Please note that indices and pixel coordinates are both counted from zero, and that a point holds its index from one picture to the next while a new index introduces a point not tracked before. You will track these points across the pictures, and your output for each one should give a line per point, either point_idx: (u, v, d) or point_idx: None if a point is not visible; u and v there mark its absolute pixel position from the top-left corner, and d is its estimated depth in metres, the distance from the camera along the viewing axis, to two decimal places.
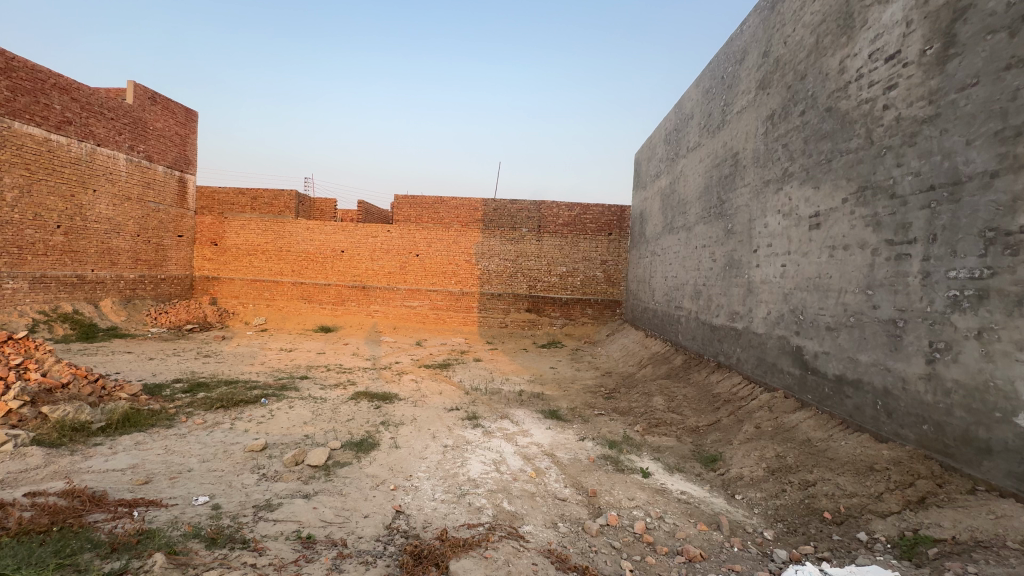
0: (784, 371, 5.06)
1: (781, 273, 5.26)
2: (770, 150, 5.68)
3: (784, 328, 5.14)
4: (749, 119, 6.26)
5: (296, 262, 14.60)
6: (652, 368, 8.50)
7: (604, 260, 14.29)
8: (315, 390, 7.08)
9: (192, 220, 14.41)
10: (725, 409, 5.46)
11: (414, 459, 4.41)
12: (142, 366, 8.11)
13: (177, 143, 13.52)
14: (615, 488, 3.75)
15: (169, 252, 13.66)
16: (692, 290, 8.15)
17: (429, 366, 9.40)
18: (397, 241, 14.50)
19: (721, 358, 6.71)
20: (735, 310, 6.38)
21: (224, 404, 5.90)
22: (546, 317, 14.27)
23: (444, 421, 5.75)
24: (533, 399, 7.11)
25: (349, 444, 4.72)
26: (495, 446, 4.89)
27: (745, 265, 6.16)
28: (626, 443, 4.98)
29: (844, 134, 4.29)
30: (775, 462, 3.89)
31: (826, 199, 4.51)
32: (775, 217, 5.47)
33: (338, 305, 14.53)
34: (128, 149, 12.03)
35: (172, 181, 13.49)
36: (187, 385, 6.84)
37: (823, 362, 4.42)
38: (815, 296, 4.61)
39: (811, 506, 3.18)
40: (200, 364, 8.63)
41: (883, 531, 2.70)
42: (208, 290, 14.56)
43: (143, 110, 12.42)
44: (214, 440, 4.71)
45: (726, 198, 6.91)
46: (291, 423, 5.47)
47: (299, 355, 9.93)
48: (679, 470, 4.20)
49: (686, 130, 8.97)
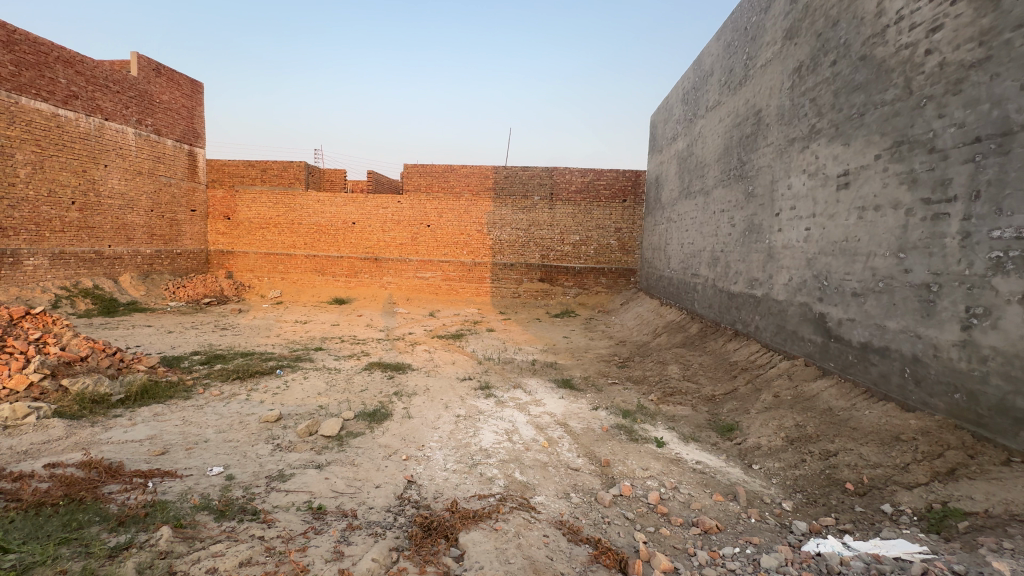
0: (806, 339, 4.89)
1: (805, 237, 5.02)
2: (795, 106, 5.34)
3: (806, 294, 4.94)
4: (775, 73, 5.87)
5: (308, 235, 14.60)
6: (667, 337, 8.38)
7: (618, 228, 13.98)
8: (329, 361, 7.15)
9: (204, 194, 14.42)
10: (742, 377, 5.35)
11: (426, 430, 4.41)
12: (161, 339, 8.27)
13: (184, 115, 13.39)
14: (629, 458, 3.69)
15: (184, 227, 13.75)
16: (709, 257, 7.91)
17: (442, 337, 9.41)
18: (408, 212, 14.35)
19: (739, 327, 6.55)
20: (754, 276, 6.17)
21: (240, 375, 5.98)
22: (558, 286, 14.15)
23: (457, 391, 5.76)
24: (546, 368, 7.08)
25: (362, 415, 4.75)
26: (507, 416, 4.87)
27: (766, 229, 5.90)
28: (640, 412, 4.91)
29: (879, 84, 3.96)
30: (794, 432, 3.79)
31: (857, 157, 4.22)
32: (800, 178, 5.18)
33: (351, 277, 14.57)
34: (135, 123, 11.94)
35: (182, 155, 13.45)
36: (205, 357, 6.96)
37: (847, 330, 4.24)
38: (841, 260, 4.39)
39: (832, 477, 3.08)
40: (217, 336, 8.76)
41: (909, 503, 2.60)
42: (224, 264, 14.70)
43: (148, 83, 12.26)
44: (230, 411, 4.78)
45: (747, 159, 6.58)
46: (306, 393, 5.53)
47: (314, 327, 10.03)
48: (694, 439, 4.13)
49: (705, 88, 8.51)
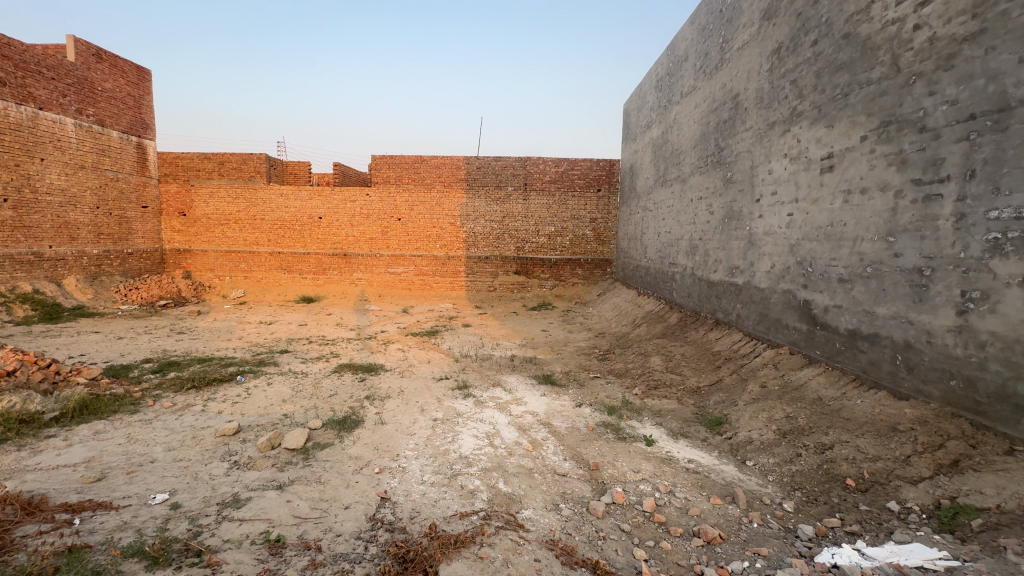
0: (790, 326, 4.80)
1: (787, 223, 4.91)
2: (775, 88, 5.21)
3: (789, 281, 4.84)
4: (752, 55, 5.73)
5: (272, 231, 13.91)
6: (646, 327, 8.26)
7: (593, 218, 13.84)
8: (296, 364, 6.71)
9: (156, 189, 13.54)
10: (727, 368, 5.24)
11: (401, 436, 4.11)
12: (110, 347, 7.63)
13: (130, 105, 12.48)
14: (619, 459, 3.48)
15: (134, 225, 12.86)
16: (687, 246, 7.81)
17: (416, 334, 9.05)
18: (377, 205, 13.84)
19: (720, 316, 6.46)
20: (734, 264, 6.07)
21: (196, 383, 5.51)
22: (535, 278, 13.94)
23: (433, 392, 5.45)
24: (526, 364, 6.84)
25: (330, 423, 4.40)
26: (487, 418, 4.60)
27: (746, 216, 5.79)
28: (625, 408, 4.72)
29: (864, 62, 3.84)
30: (786, 424, 3.66)
31: (842, 138, 4.10)
32: (781, 162, 5.06)
33: (319, 274, 13.97)
34: (75, 113, 11.03)
35: (129, 147, 12.55)
36: (157, 365, 6.41)
37: (834, 317, 4.14)
38: (826, 246, 4.28)
39: (830, 472, 2.95)
40: (173, 341, 8.17)
41: (915, 499, 2.47)
42: (181, 263, 13.86)
43: (88, 69, 11.31)
44: (183, 425, 4.34)
45: (725, 145, 6.45)
46: (269, 401, 5.13)
47: (280, 328, 9.51)
48: (684, 436, 3.97)
49: (680, 74, 8.35)
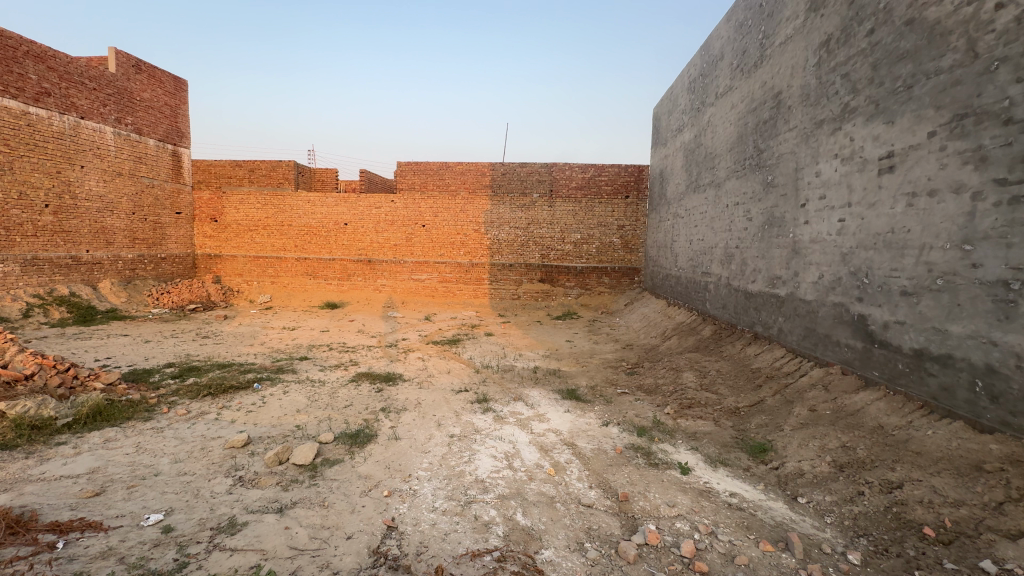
0: (842, 344, 4.36)
1: (838, 230, 4.48)
2: (824, 84, 4.80)
3: (840, 294, 4.41)
4: (797, 49, 5.34)
5: (299, 237, 14.05)
6: (677, 340, 7.83)
7: (621, 225, 13.45)
8: (314, 372, 6.58)
9: (190, 196, 13.90)
10: (769, 387, 4.81)
11: (415, 454, 3.87)
12: (136, 350, 7.70)
13: (168, 114, 12.85)
14: (651, 490, 3.13)
15: (168, 230, 13.19)
16: (722, 254, 7.37)
17: (437, 343, 8.85)
18: (402, 212, 13.81)
19: (759, 329, 6.01)
20: (776, 274, 5.63)
21: (212, 390, 5.42)
22: (560, 287, 13.61)
23: (452, 405, 5.21)
24: (549, 376, 6.53)
25: (342, 437, 4.19)
26: (506, 436, 4.31)
27: (790, 222, 5.37)
28: (656, 430, 4.35)
29: (932, 49, 3.43)
30: (843, 456, 3.24)
31: (905, 135, 3.68)
32: (831, 164, 4.64)
33: (344, 280, 14.01)
34: (115, 122, 11.39)
35: (165, 155, 12.91)
36: (178, 370, 6.38)
37: (895, 334, 3.70)
38: (885, 255, 3.85)
39: (902, 517, 2.54)
40: (197, 346, 8.19)
41: (1017, 559, 2.05)
42: (211, 268, 14.14)
43: (128, 80, 11.69)
44: (193, 435, 4.21)
45: (765, 146, 6.04)
46: (283, 411, 4.98)
47: (302, 334, 9.48)
48: (723, 464, 3.58)
49: (714, 74, 7.97)
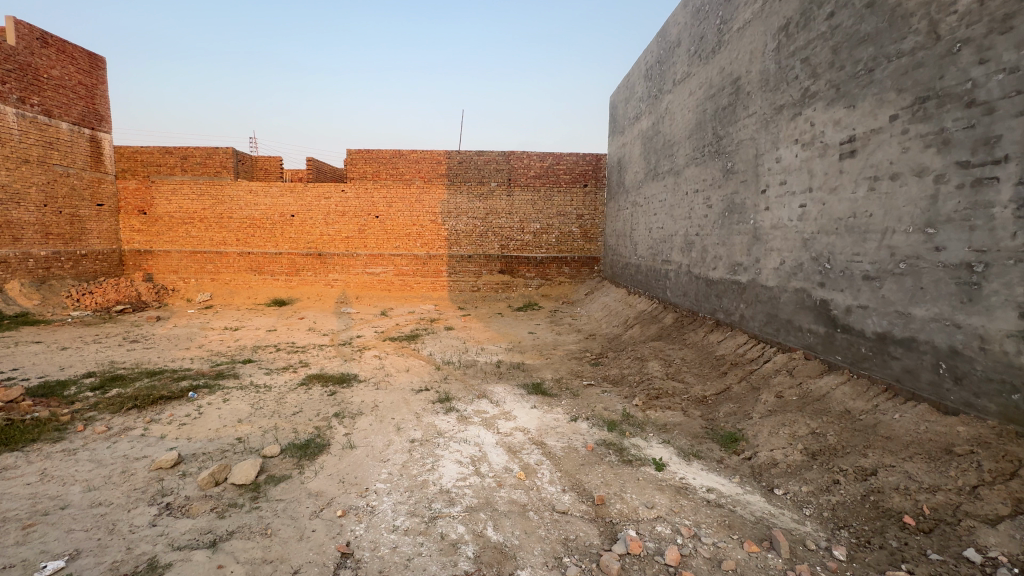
0: (804, 329, 4.38)
1: (799, 215, 4.48)
2: (783, 69, 4.78)
3: (802, 279, 4.42)
4: (756, 34, 5.31)
5: (240, 230, 13.10)
6: (640, 329, 7.81)
7: (580, 214, 13.39)
8: (258, 376, 6.03)
9: (113, 186, 12.63)
10: (734, 374, 4.79)
11: (373, 464, 3.55)
12: (50, 359, 6.84)
13: (81, 94, 11.54)
14: (627, 490, 2.98)
15: (88, 224, 11.92)
16: (682, 242, 7.38)
17: (395, 339, 8.43)
18: (353, 202, 13.15)
19: (720, 316, 6.04)
20: (737, 261, 5.65)
21: (139, 402, 4.84)
22: (520, 277, 13.41)
23: (412, 406, 4.89)
24: (513, 371, 6.31)
25: (289, 449, 3.79)
26: (472, 438, 4.05)
27: (750, 208, 5.37)
28: (626, 423, 4.23)
29: (893, 31, 3.41)
30: (814, 443, 3.21)
31: (866, 119, 3.67)
32: (791, 149, 4.63)
33: (292, 275, 13.19)
34: (17, 102, 10.07)
35: (81, 140, 11.62)
36: (98, 380, 5.66)
37: (858, 319, 3.72)
38: (847, 239, 3.85)
39: (880, 506, 2.50)
40: (123, 352, 7.39)
41: (999, 547, 2.02)
42: (142, 265, 12.95)
43: (32, 54, 10.36)
44: (113, 456, 3.68)
45: (724, 133, 6.02)
46: (223, 421, 4.50)
47: (246, 334, 8.79)
48: (697, 456, 3.49)
49: (672, 60, 7.92)
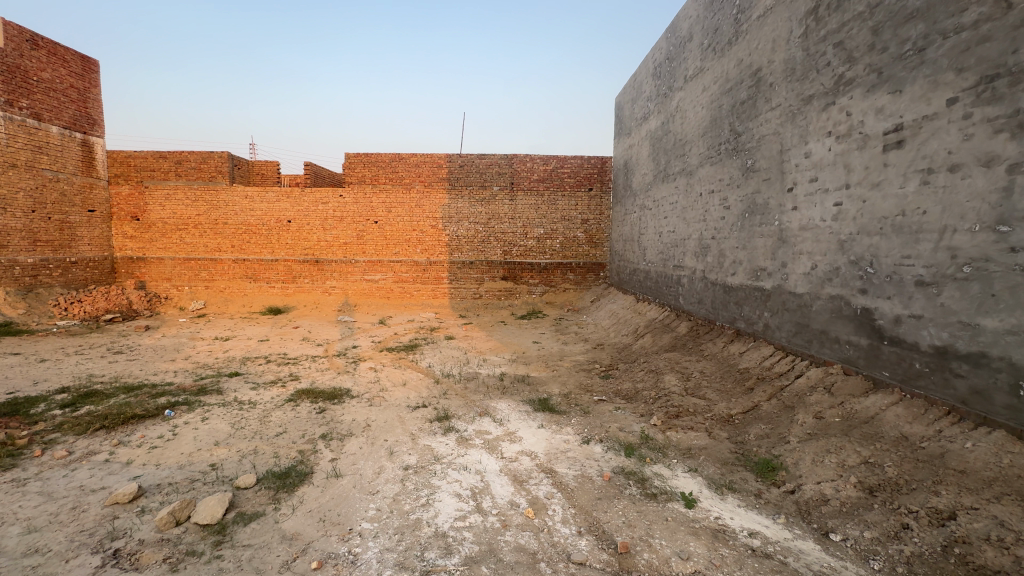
0: (842, 341, 3.94)
1: (834, 214, 4.06)
2: (812, 56, 4.38)
3: (839, 285, 3.99)
4: (779, 20, 4.91)
5: (236, 236, 12.74)
6: (651, 339, 7.37)
7: (584, 219, 13.00)
8: (243, 392, 5.58)
9: (105, 191, 12.30)
10: (763, 390, 4.34)
11: (361, 496, 3.12)
12: (25, 373, 6.42)
13: (73, 97, 11.25)
14: (656, 534, 2.54)
15: (79, 230, 11.58)
16: (696, 246, 6.96)
17: (392, 350, 8.00)
18: (352, 207, 12.78)
19: (741, 325, 5.60)
20: (759, 266, 5.22)
21: (108, 422, 4.42)
22: (523, 284, 12.99)
23: (408, 426, 4.46)
24: (518, 384, 5.86)
25: (267, 478, 3.36)
26: (473, 464, 3.60)
27: (775, 208, 4.95)
28: (646, 447, 3.78)
29: (949, 4, 3.00)
30: (870, 476, 2.76)
31: (917, 105, 3.25)
32: (823, 142, 4.22)
33: (288, 282, 12.80)
34: (5, 105, 9.76)
35: (72, 145, 11.30)
36: (70, 397, 5.22)
37: (910, 330, 3.28)
38: (895, 241, 3.42)
39: (969, 562, 2.05)
40: (105, 364, 6.98)
41: None
42: (134, 273, 12.59)
43: (21, 56, 10.06)
44: (67, 488, 3.25)
45: (743, 129, 5.62)
46: (199, 444, 4.07)
47: (236, 344, 8.38)
48: (732, 490, 3.04)
49: (682, 56, 7.55)
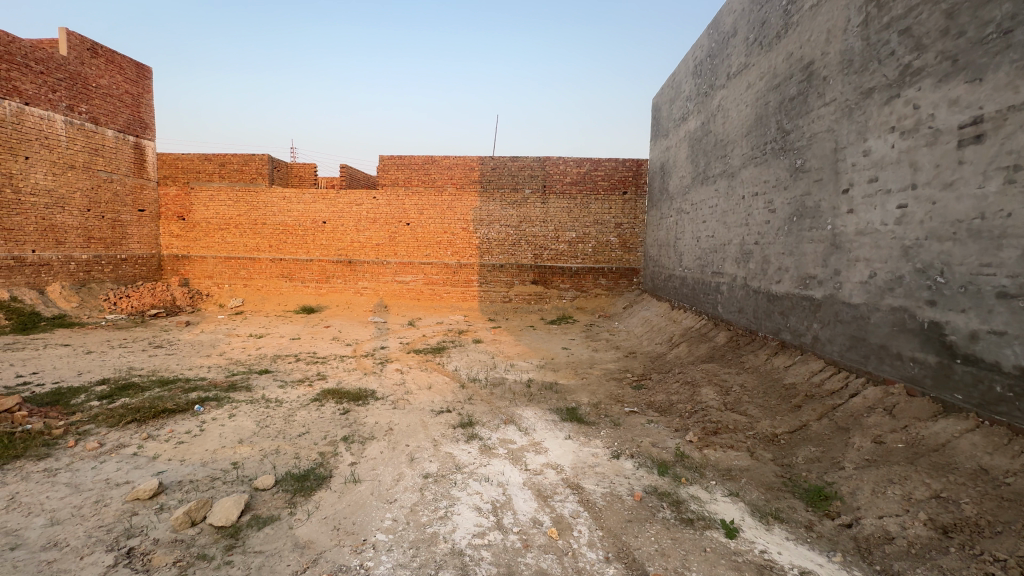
0: (905, 357, 3.56)
1: (897, 218, 3.69)
2: (873, 46, 4.03)
3: (902, 296, 3.61)
4: (835, 9, 4.56)
5: (273, 236, 13.07)
6: (687, 348, 7.02)
7: (618, 223, 12.67)
8: (271, 390, 5.60)
9: (154, 192, 12.87)
10: (812, 408, 3.99)
11: (378, 504, 3.00)
12: (72, 364, 6.69)
13: (128, 103, 11.83)
14: (693, 568, 2.29)
15: (130, 229, 12.14)
16: (737, 251, 6.59)
17: (419, 352, 7.94)
18: (385, 209, 12.90)
19: (786, 337, 5.23)
20: (809, 273, 4.85)
21: (140, 415, 4.49)
22: (554, 289, 12.77)
23: (431, 431, 4.34)
24: (546, 392, 5.66)
25: (286, 480, 3.29)
26: (495, 475, 3.43)
27: (828, 211, 4.58)
28: (681, 466, 3.52)
29: None
30: (944, 513, 2.43)
31: (1001, 94, 2.89)
32: (885, 138, 3.86)
33: (322, 282, 13.03)
34: (65, 110, 10.35)
35: (126, 147, 11.87)
36: (108, 389, 5.37)
37: (990, 348, 2.90)
38: (972, 247, 3.05)
39: None
40: (144, 358, 7.20)
41: None
42: (178, 270, 13.10)
43: (82, 64, 10.66)
44: (93, 480, 3.28)
45: (792, 127, 5.26)
46: (224, 441, 4.07)
47: (269, 342, 8.52)
48: (779, 520, 2.75)
49: (725, 52, 7.21)
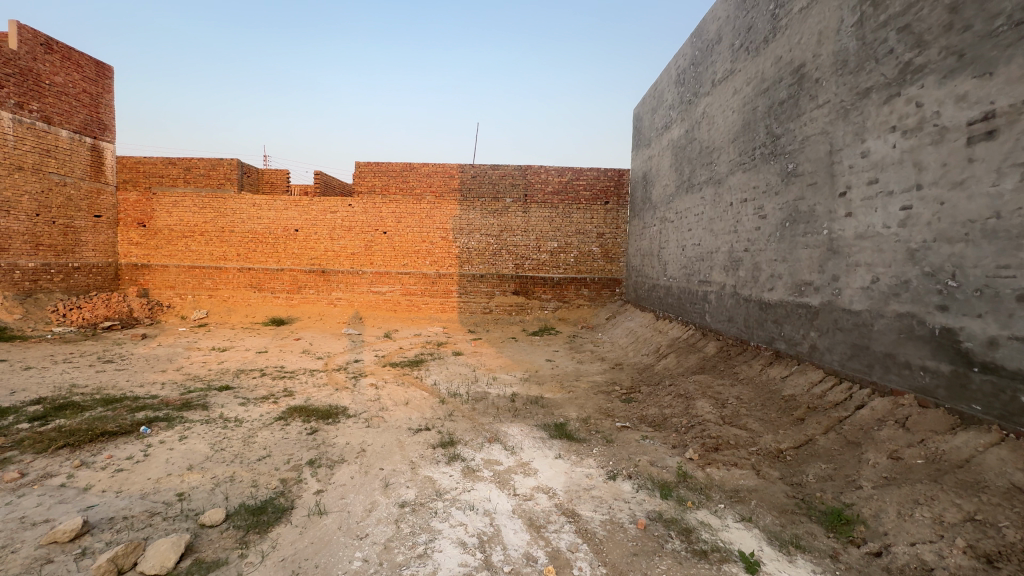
0: (915, 367, 3.37)
1: (900, 220, 3.53)
2: (869, 45, 3.92)
3: (909, 302, 3.43)
4: (827, 10, 4.48)
5: (242, 244, 12.46)
6: (675, 359, 6.79)
7: (600, 233, 12.53)
8: (231, 408, 5.09)
9: (113, 197, 12.14)
10: (817, 421, 3.76)
11: (346, 541, 2.59)
12: (4, 381, 6.01)
13: (84, 102, 11.15)
14: None
15: (84, 235, 11.36)
16: (726, 259, 6.42)
17: (396, 365, 7.51)
18: (361, 216, 12.47)
19: (781, 346, 5.04)
20: (804, 280, 4.68)
21: (75, 439, 3.95)
22: (535, 299, 12.49)
23: (408, 452, 3.94)
24: (532, 406, 5.31)
25: (239, 514, 2.85)
26: (481, 501, 3.07)
27: (824, 215, 4.42)
28: (685, 488, 3.22)
29: None
30: (985, 540, 2.17)
31: (1014, 87, 2.75)
32: (885, 138, 3.72)
33: (293, 293, 12.43)
34: (14, 107, 9.61)
35: (81, 149, 11.15)
36: (42, 409, 4.79)
37: (1011, 355, 2.71)
38: (987, 248, 2.88)
39: None
40: (90, 373, 6.57)
41: None
42: (137, 280, 12.33)
43: (34, 59, 9.97)
44: (5, 520, 2.77)
45: (783, 131, 5.14)
46: (171, 467, 3.58)
47: (232, 356, 7.94)
48: (801, 549, 2.46)
49: (709, 59, 7.15)
